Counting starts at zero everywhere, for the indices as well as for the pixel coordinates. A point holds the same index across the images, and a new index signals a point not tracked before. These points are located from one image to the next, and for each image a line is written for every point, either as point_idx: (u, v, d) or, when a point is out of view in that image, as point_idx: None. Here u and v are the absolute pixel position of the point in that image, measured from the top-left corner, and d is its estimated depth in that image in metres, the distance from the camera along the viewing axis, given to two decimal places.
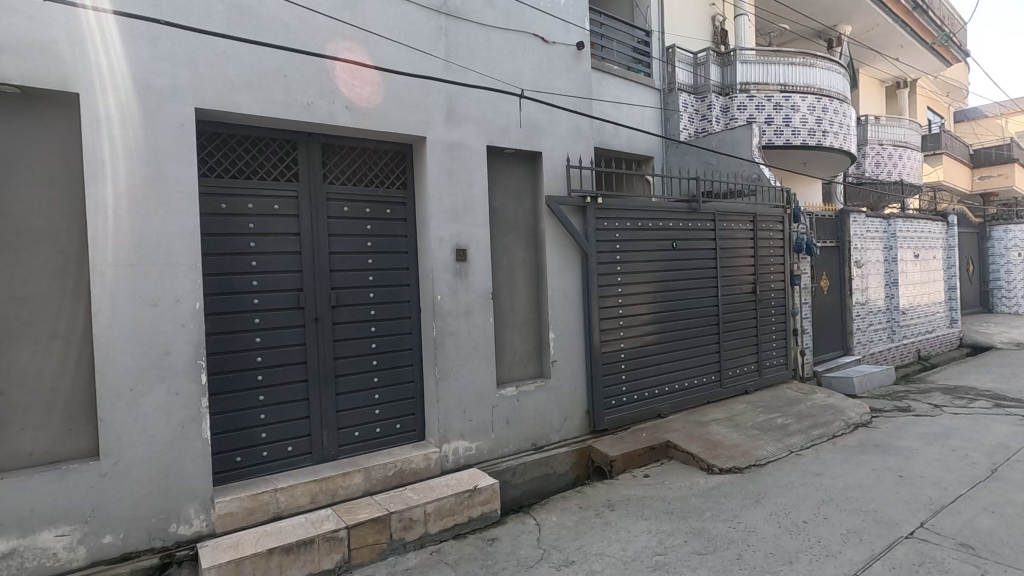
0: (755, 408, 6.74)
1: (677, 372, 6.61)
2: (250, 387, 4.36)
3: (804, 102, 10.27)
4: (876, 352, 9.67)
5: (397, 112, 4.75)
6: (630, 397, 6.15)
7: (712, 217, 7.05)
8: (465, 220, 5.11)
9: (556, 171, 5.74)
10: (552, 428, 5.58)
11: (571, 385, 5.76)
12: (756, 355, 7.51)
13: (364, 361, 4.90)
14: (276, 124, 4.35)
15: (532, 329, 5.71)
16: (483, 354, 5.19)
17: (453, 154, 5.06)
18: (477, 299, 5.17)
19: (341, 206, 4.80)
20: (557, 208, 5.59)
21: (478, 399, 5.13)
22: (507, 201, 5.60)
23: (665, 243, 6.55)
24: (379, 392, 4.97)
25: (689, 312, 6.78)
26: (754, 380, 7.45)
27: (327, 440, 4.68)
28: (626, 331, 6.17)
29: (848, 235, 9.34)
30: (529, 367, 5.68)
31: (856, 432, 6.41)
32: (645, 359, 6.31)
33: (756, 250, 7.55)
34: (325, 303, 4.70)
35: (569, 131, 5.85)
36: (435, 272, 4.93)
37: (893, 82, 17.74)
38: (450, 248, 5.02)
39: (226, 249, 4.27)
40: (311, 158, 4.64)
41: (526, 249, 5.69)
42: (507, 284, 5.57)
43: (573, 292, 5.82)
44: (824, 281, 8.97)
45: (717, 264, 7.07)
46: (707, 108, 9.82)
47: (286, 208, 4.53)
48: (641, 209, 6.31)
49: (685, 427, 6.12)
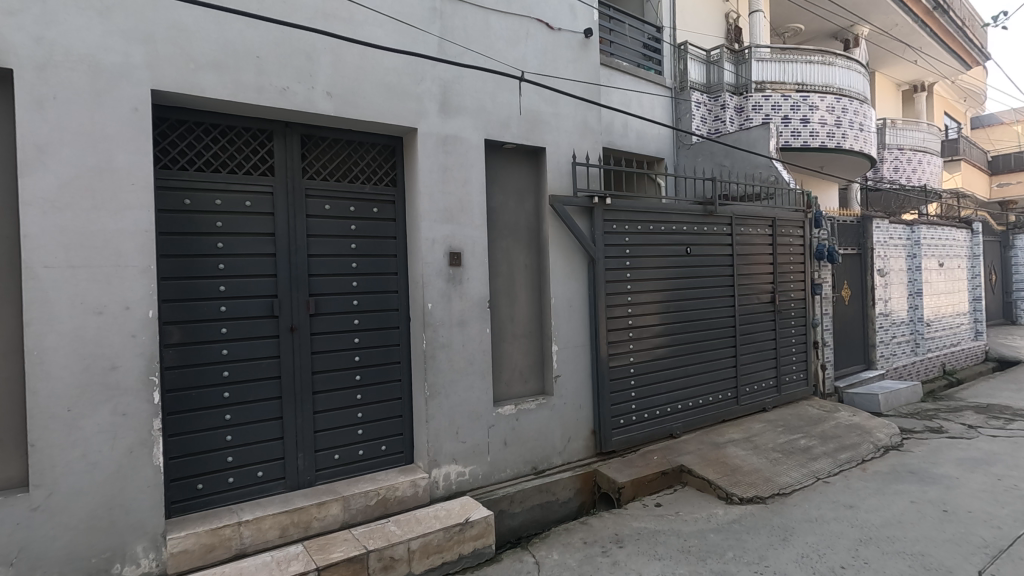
0: (775, 428, 6.21)
1: (691, 388, 6.10)
2: (215, 406, 3.89)
3: (823, 102, 9.78)
4: (899, 367, 9.12)
5: (384, 100, 4.28)
6: (640, 415, 5.64)
7: (729, 221, 6.55)
8: (460, 221, 4.63)
9: (561, 169, 5.25)
10: (554, 450, 5.09)
11: (576, 403, 5.26)
12: (775, 369, 6.99)
13: (347, 376, 4.41)
14: (247, 111, 3.89)
15: (533, 341, 5.23)
16: (478, 369, 4.69)
17: (447, 148, 4.58)
18: (473, 307, 4.69)
19: (322, 204, 4.34)
20: (562, 208, 5.11)
21: (472, 419, 4.64)
22: (507, 201, 5.12)
23: (678, 249, 6.06)
24: (363, 410, 4.48)
25: (704, 323, 6.27)
26: (772, 397, 6.93)
27: (303, 464, 4.20)
28: (636, 343, 5.67)
29: (871, 242, 8.81)
30: (529, 382, 5.18)
31: (886, 456, 5.87)
32: (657, 374, 5.80)
33: (775, 257, 7.05)
34: (303, 312, 4.23)
35: (575, 125, 5.37)
36: (426, 278, 4.45)
37: (911, 85, 17.19)
38: (443, 251, 4.54)
39: (188, 250, 3.82)
40: (289, 150, 4.19)
41: (528, 254, 5.22)
42: (506, 292, 5.08)
43: (578, 301, 5.33)
44: (846, 290, 8.44)
45: (734, 272, 6.56)
46: (721, 108, 9.37)
47: (260, 205, 4.07)
48: (653, 212, 5.82)
49: (699, 449, 5.60)
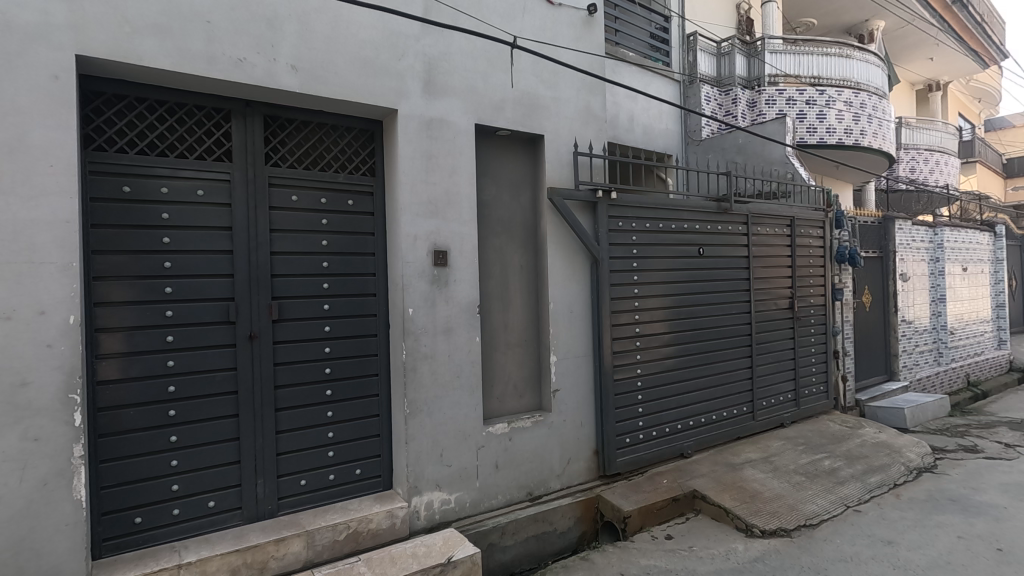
0: (796, 447, 5.66)
1: (704, 402, 5.55)
2: (157, 425, 3.36)
3: (840, 97, 9.29)
4: (922, 378, 8.56)
5: (359, 77, 3.76)
6: (648, 433, 5.09)
7: (745, 219, 6.01)
8: (446, 215, 4.10)
9: (562, 159, 4.72)
10: (551, 473, 4.55)
11: (577, 420, 4.72)
12: (794, 382, 6.44)
13: (316, 390, 3.88)
14: (198, 85, 3.37)
15: (529, 352, 4.68)
16: (466, 382, 4.15)
17: (433, 133, 4.06)
18: (461, 313, 4.15)
19: (289, 195, 3.81)
20: (562, 203, 4.57)
21: (459, 440, 4.10)
22: (501, 195, 4.59)
23: (689, 249, 5.53)
24: (335, 429, 3.94)
25: (718, 331, 5.72)
26: (790, 411, 6.38)
27: (264, 491, 3.66)
28: (644, 354, 5.11)
29: (893, 245, 8.26)
30: (525, 397, 4.64)
31: (920, 480, 5.31)
32: (667, 387, 5.26)
33: (794, 260, 6.50)
34: (264, 318, 3.70)
35: (577, 111, 4.84)
36: (407, 280, 3.91)
37: (925, 83, 16.62)
38: (427, 249, 4.01)
39: (128, 245, 3.29)
40: (250, 133, 3.67)
41: (524, 253, 4.68)
42: (499, 296, 4.55)
43: (580, 307, 4.79)
44: (867, 296, 7.89)
45: (750, 275, 6.02)
46: (732, 102, 8.81)
47: (214, 194, 3.55)
48: (663, 208, 5.29)
49: (714, 472, 5.04)
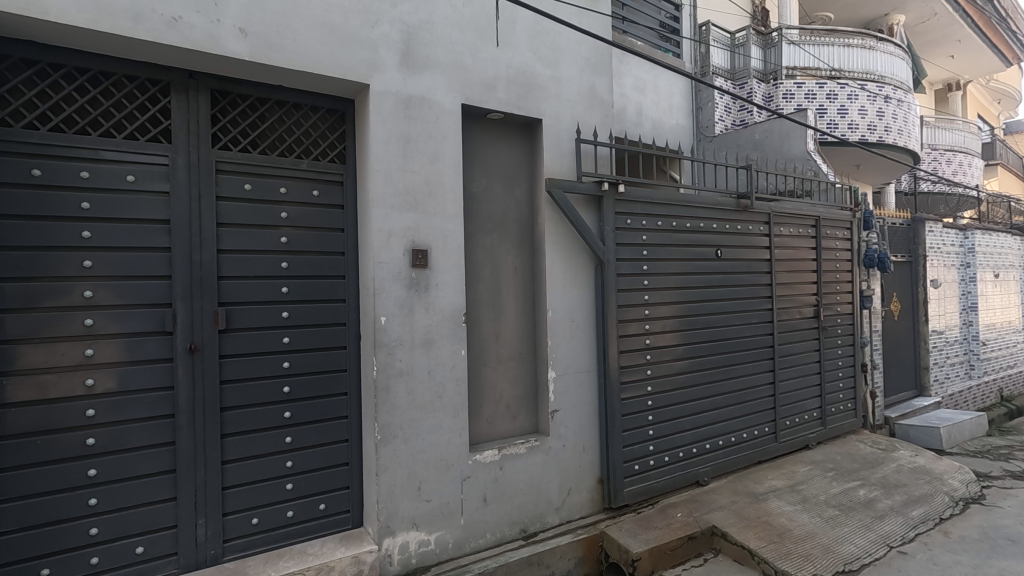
0: (825, 474, 5.04)
1: (722, 423, 4.95)
2: (72, 458, 2.79)
3: (863, 91, 8.63)
4: (954, 393, 7.92)
5: (323, 44, 3.20)
6: (659, 459, 4.49)
7: (766, 218, 5.43)
8: (427, 209, 3.53)
9: (562, 147, 4.15)
10: (549, 506, 3.97)
11: (578, 445, 4.14)
12: (819, 399, 5.82)
13: (273, 412, 3.30)
14: (124, 49, 2.82)
15: (525, 367, 4.09)
16: (450, 403, 3.57)
17: (411, 113, 3.49)
18: (444, 322, 3.57)
19: (241, 182, 3.25)
20: (562, 196, 3.99)
21: (440, 470, 3.52)
22: (493, 187, 4.00)
23: (706, 251, 4.94)
24: (295, 458, 3.37)
25: (737, 343, 5.12)
26: (816, 432, 5.77)
27: (205, 534, 3.09)
28: (655, 368, 4.52)
29: (923, 248, 7.64)
30: (519, 420, 4.05)
31: (969, 513, 4.68)
32: (680, 407, 4.66)
33: (820, 265, 5.90)
34: (209, 327, 3.13)
35: (580, 93, 4.27)
36: (379, 284, 3.34)
37: (944, 83, 15.99)
38: (404, 248, 3.43)
39: (37, 240, 2.74)
40: (193, 109, 3.12)
41: (519, 254, 4.11)
42: (489, 303, 3.97)
43: (582, 315, 4.21)
44: (895, 304, 7.27)
45: (773, 280, 5.43)
46: (747, 95, 8.22)
47: (148, 181, 3.00)
48: (676, 204, 4.72)
49: (735, 503, 4.43)
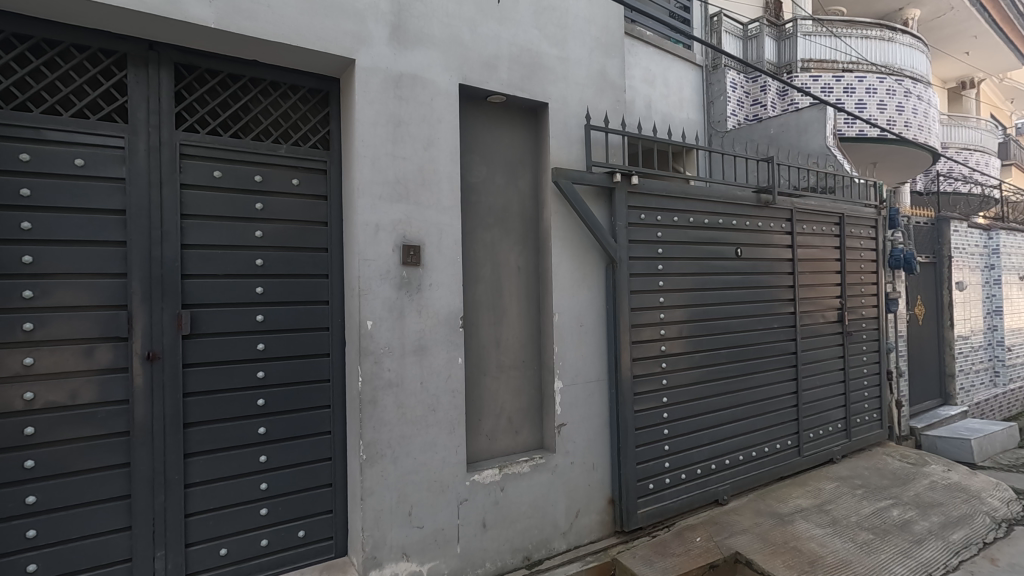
0: (854, 492, 4.65)
1: (742, 436, 4.56)
2: (9, 482, 2.42)
3: (883, 84, 8.23)
4: (980, 401, 7.52)
5: (301, 12, 2.83)
6: (676, 476, 4.10)
7: (788, 215, 5.05)
8: (419, 200, 3.15)
9: (570, 134, 3.77)
10: (555, 531, 3.58)
11: (587, 462, 3.75)
12: (844, 409, 5.43)
13: (245, 428, 2.92)
14: (70, 12, 2.45)
15: (529, 376, 3.71)
16: (445, 417, 3.19)
17: (402, 92, 3.11)
18: (438, 327, 3.20)
19: (209, 169, 2.88)
20: (571, 187, 3.61)
21: (434, 493, 3.14)
22: (494, 177, 3.63)
23: (725, 250, 4.56)
24: (270, 479, 2.99)
25: (758, 349, 4.74)
26: (841, 444, 5.37)
27: (166, 568, 2.71)
28: (671, 377, 4.13)
29: (948, 248, 7.24)
30: (522, 434, 3.66)
31: (1013, 536, 4.27)
32: (698, 419, 4.27)
33: (844, 266, 5.51)
34: (170, 332, 2.76)
35: (589, 76, 3.90)
36: (365, 284, 2.97)
37: (958, 82, 15.58)
38: (394, 243, 3.06)
39: None
40: (153, 85, 2.75)
41: (523, 252, 3.73)
42: (490, 306, 3.59)
43: (591, 319, 3.82)
44: (919, 307, 6.89)
45: (795, 282, 5.05)
46: (761, 90, 7.84)
47: (100, 165, 2.63)
48: (693, 199, 4.34)
49: (759, 526, 4.03)
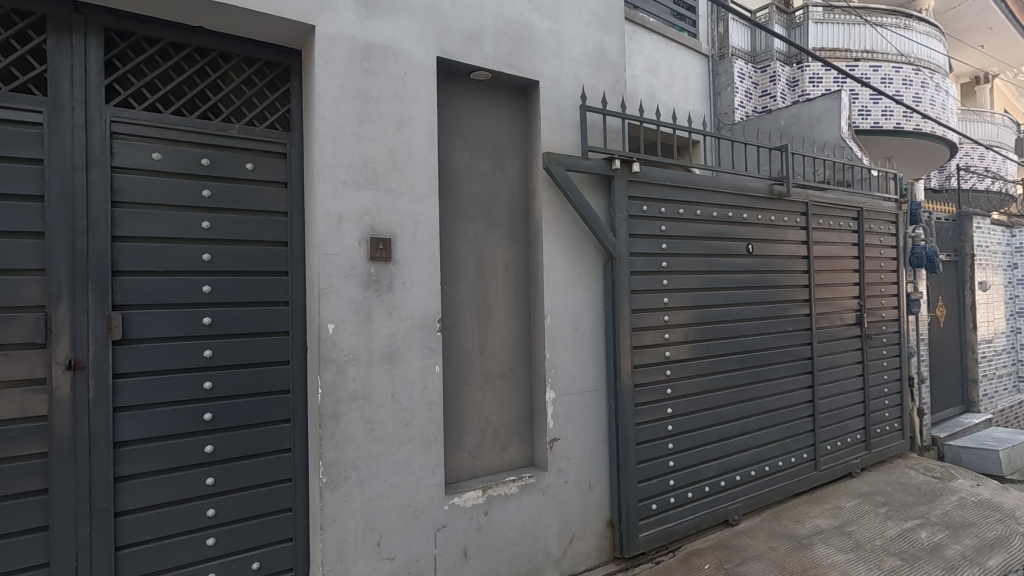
0: (877, 511, 4.25)
1: (754, 450, 4.17)
2: None
3: (898, 74, 7.83)
4: (1004, 408, 7.09)
5: None
6: (681, 496, 3.71)
7: (804, 209, 4.66)
8: (390, 187, 2.78)
9: (564, 117, 3.39)
10: (546, 559, 3.20)
11: (583, 481, 3.37)
12: (863, 419, 5.03)
13: (190, 447, 2.56)
14: None
15: (518, 385, 3.34)
16: (419, 433, 2.82)
17: (371, 65, 2.75)
18: (412, 332, 2.82)
19: (147, 150, 2.51)
20: (564, 175, 3.24)
21: (406, 520, 2.76)
22: (479, 163, 3.25)
23: (735, 246, 4.18)
24: (219, 504, 2.62)
25: (771, 354, 4.34)
26: (860, 457, 4.97)
27: None
28: (677, 386, 3.75)
29: (971, 246, 6.82)
30: (510, 450, 3.29)
31: None
32: (706, 432, 3.88)
33: (863, 264, 5.12)
34: (98, 337, 2.39)
35: (585, 53, 3.52)
36: (326, 282, 2.59)
37: (972, 77, 15.12)
38: (360, 235, 2.69)
39: None
40: (77, 52, 2.38)
41: (511, 247, 3.35)
42: (474, 307, 3.21)
43: (588, 321, 3.44)
44: (940, 308, 6.48)
45: (812, 281, 4.65)
46: (770, 80, 7.42)
47: (12, 143, 2.26)
48: (701, 189, 3.96)
49: (775, 551, 3.62)
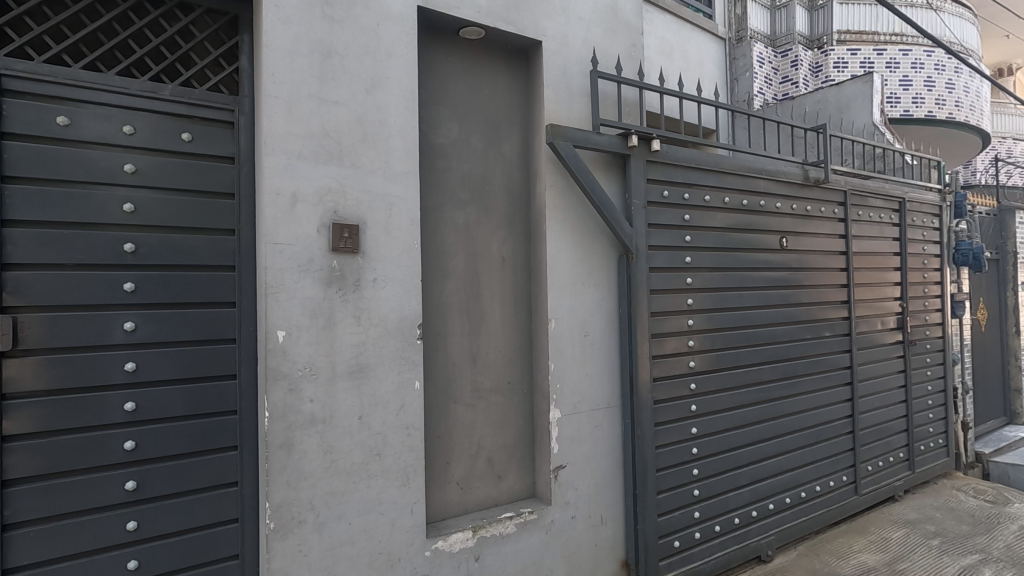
0: (929, 543, 3.69)
1: (788, 474, 3.63)
2: None
3: (929, 58, 7.18)
4: None
5: None
6: (708, 530, 3.18)
7: (842, 198, 4.13)
8: (358, 162, 2.27)
9: (571, 84, 2.87)
10: None
11: (594, 515, 2.85)
12: (906, 435, 4.48)
13: (105, 483, 2.05)
14: None
15: (516, 402, 2.82)
16: (394, 464, 2.31)
17: (334, 11, 2.23)
18: (386, 341, 2.31)
19: (50, 113, 2.00)
20: (572, 152, 2.72)
21: (378, 571, 2.25)
22: (470, 139, 2.74)
23: (767, 240, 3.65)
24: (143, 554, 2.11)
25: (808, 364, 3.81)
26: (903, 479, 4.42)
27: None
28: (702, 402, 3.22)
29: (1014, 243, 6.25)
30: (508, 480, 2.77)
31: None
32: (735, 455, 3.35)
33: (905, 262, 4.57)
34: None
35: (596, 11, 3.00)
36: (276, 278, 2.08)
37: (996, 70, 14.45)
38: (320, 221, 2.18)
39: None
40: None
41: (509, 238, 2.84)
42: (464, 310, 2.70)
43: (600, 326, 2.92)
44: (981, 311, 5.92)
45: (851, 280, 4.12)
46: (792, 66, 6.63)
47: None
48: (729, 173, 3.43)
49: None
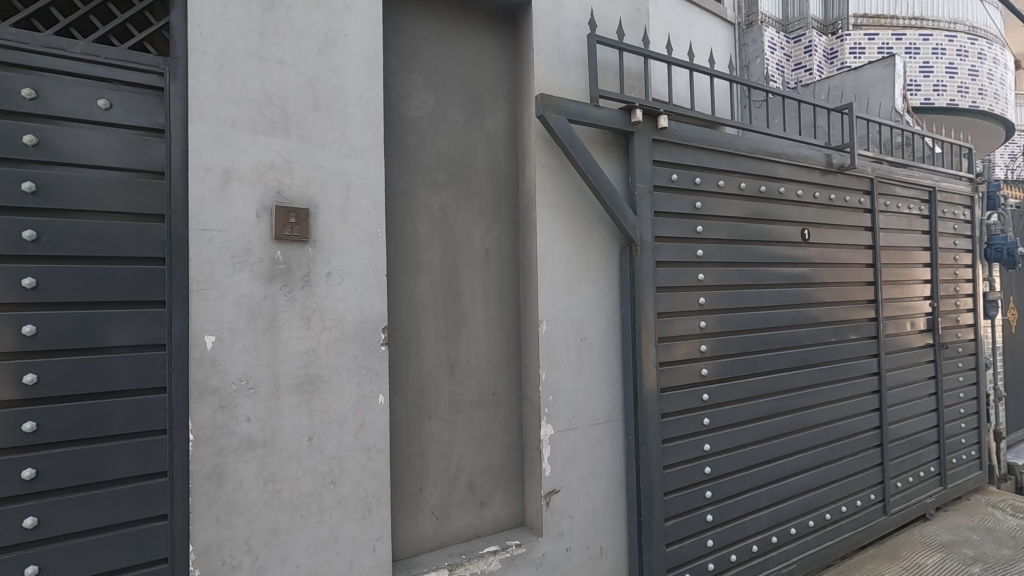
0: (969, 570, 3.27)
1: (812, 494, 3.25)
2: None
3: (951, 44, 6.77)
4: None
5: None
6: (722, 560, 2.80)
7: (868, 186, 3.74)
8: (308, 133, 1.90)
9: (565, 51, 2.49)
10: None
11: (593, 546, 2.47)
12: (938, 447, 4.09)
13: None
14: None
15: (502, 417, 2.45)
16: (351, 493, 1.94)
17: None
18: (342, 348, 1.95)
19: None
20: (566, 126, 2.34)
21: None
22: (447, 112, 2.37)
23: (788, 232, 3.26)
24: None
25: (833, 370, 3.42)
26: (934, 495, 4.03)
27: None
28: (715, 414, 2.84)
29: None
30: (492, 507, 2.41)
31: None
32: (752, 474, 2.97)
33: (936, 257, 4.18)
34: None
35: None
36: (204, 271, 1.73)
37: None
38: (261, 203, 1.82)
39: None
40: None
41: (494, 227, 2.47)
42: (441, 310, 2.33)
43: (599, 330, 2.55)
44: (1011, 311, 5.51)
45: (878, 278, 3.73)
46: (805, 51, 6.19)
47: None
48: (744, 155, 3.05)
49: None
